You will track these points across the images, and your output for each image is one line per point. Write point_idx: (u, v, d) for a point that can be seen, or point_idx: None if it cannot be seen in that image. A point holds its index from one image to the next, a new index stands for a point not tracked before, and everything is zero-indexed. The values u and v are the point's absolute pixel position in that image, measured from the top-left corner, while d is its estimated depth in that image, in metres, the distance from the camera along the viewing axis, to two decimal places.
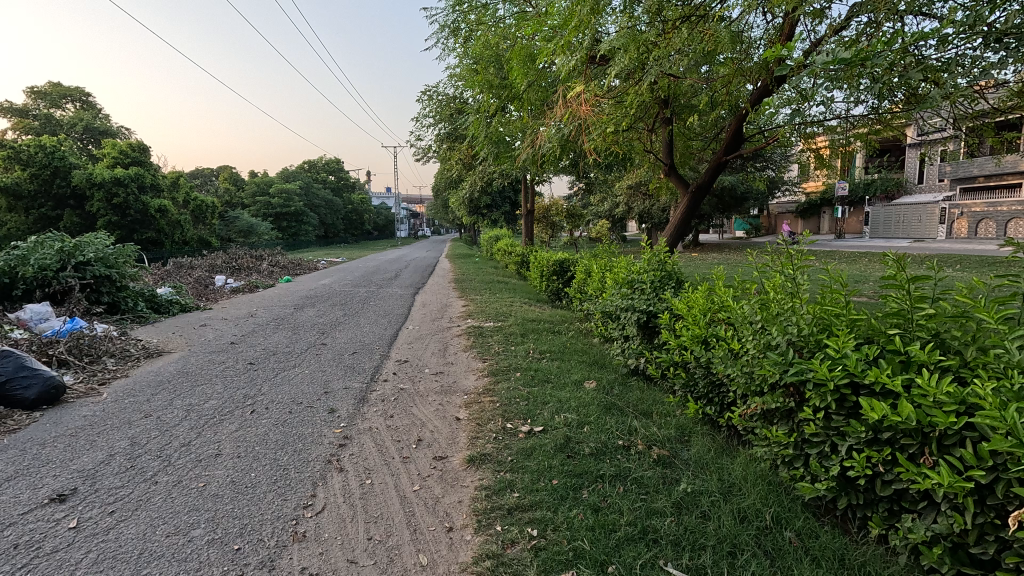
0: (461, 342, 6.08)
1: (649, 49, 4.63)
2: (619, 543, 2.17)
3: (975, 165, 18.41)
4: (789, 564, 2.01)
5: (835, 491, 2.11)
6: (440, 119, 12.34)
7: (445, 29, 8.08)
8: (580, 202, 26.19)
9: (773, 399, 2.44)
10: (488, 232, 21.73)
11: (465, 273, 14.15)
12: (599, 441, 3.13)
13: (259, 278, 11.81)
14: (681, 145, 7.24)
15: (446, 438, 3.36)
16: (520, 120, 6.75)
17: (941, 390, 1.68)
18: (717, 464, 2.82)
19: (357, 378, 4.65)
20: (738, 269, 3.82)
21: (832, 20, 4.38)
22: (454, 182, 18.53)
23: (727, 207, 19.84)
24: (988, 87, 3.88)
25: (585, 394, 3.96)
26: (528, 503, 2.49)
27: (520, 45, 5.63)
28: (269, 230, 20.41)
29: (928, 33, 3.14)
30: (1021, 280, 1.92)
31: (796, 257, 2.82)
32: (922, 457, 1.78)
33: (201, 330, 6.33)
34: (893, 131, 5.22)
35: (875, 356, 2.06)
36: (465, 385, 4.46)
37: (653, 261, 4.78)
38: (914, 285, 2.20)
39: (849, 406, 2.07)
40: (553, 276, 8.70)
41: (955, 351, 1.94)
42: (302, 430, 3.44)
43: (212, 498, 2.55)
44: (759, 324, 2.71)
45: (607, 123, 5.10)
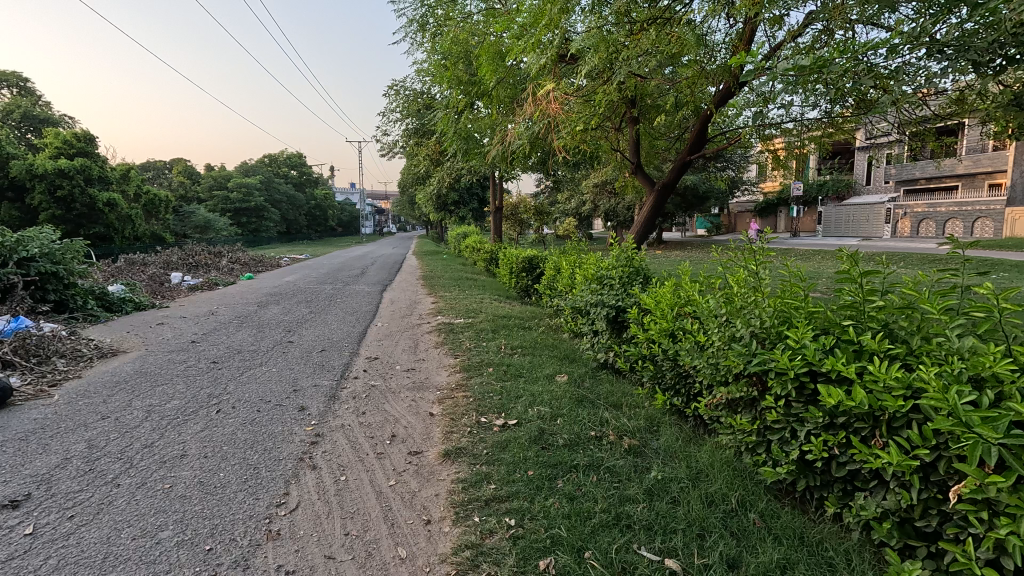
0: (432, 338, 6.07)
1: (617, 50, 4.78)
2: (594, 530, 2.23)
3: (917, 168, 19.58)
4: (753, 544, 2.13)
5: (794, 474, 2.23)
6: (407, 114, 12.22)
7: (413, 23, 7.97)
8: (547, 199, 26.33)
9: (738, 388, 2.57)
10: (456, 229, 21.66)
11: (434, 270, 14.01)
12: (572, 433, 3.20)
13: (218, 276, 11.41)
14: (648, 144, 7.42)
15: (420, 434, 3.37)
16: (489, 117, 6.77)
17: (890, 375, 1.81)
18: (686, 452, 2.93)
19: (327, 375, 4.58)
20: (702, 265, 3.97)
21: (789, 27, 4.59)
22: (422, 180, 18.40)
23: (689, 207, 20.41)
24: (929, 95, 4.17)
25: (557, 388, 4.03)
26: (506, 493, 2.53)
27: (490, 42, 5.66)
28: (228, 227, 19.72)
29: (878, 43, 3.33)
30: (961, 274, 2.08)
31: (757, 253, 2.97)
32: (873, 438, 1.91)
33: (159, 329, 6.08)
34: (845, 134, 5.52)
35: (831, 346, 2.20)
36: (438, 381, 4.46)
37: (622, 257, 4.92)
38: (865, 280, 2.36)
39: (807, 393, 2.20)
40: (523, 273, 8.77)
41: (902, 340, 2.09)
42: (272, 428, 3.37)
43: (180, 499, 2.47)
44: (723, 317, 2.83)
45: (576, 121, 5.19)
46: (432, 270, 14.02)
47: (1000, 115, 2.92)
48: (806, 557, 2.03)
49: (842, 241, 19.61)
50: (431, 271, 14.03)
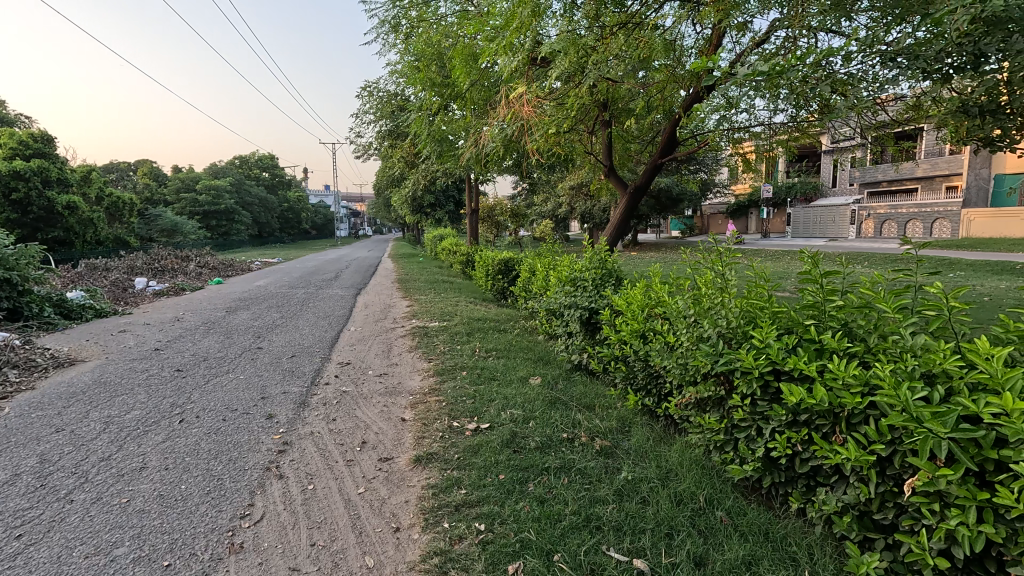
0: (406, 342, 6.02)
1: (586, 53, 4.83)
2: (564, 533, 2.24)
3: (880, 171, 20.31)
4: (719, 541, 2.17)
5: (760, 471, 2.28)
6: (381, 116, 12.10)
7: (385, 23, 7.85)
8: (523, 201, 26.42)
9: (706, 388, 2.62)
10: (432, 232, 21.54)
11: (410, 273, 13.89)
12: (544, 435, 3.21)
13: (186, 280, 11.08)
14: (621, 147, 7.51)
15: (392, 439, 3.32)
16: (463, 119, 6.77)
17: (848, 373, 1.87)
18: (656, 452, 2.97)
19: (297, 382, 4.48)
20: (673, 266, 4.04)
21: (754, 34, 4.71)
22: (397, 182, 18.25)
23: (663, 209, 20.72)
24: (888, 102, 4.32)
25: (531, 390, 4.04)
26: (476, 498, 2.52)
27: (463, 44, 5.66)
28: (197, 230, 19.21)
29: (836, 50, 3.44)
30: (914, 273, 2.16)
31: (724, 255, 3.03)
32: (833, 435, 1.96)
33: (120, 337, 5.87)
34: (809, 138, 5.68)
35: (794, 345, 2.25)
36: (411, 386, 4.42)
37: (594, 259, 4.95)
38: (826, 280, 2.43)
39: (772, 391, 2.25)
40: (498, 275, 8.76)
41: (860, 338, 2.15)
42: (238, 437, 3.29)
43: (138, 514, 2.38)
44: (691, 317, 2.88)
45: (549, 124, 5.22)
46: (410, 270, 14.71)
47: (951, 122, 3.03)
48: (770, 553, 2.07)
49: (810, 241, 20.18)
50: (409, 271, 14.73)
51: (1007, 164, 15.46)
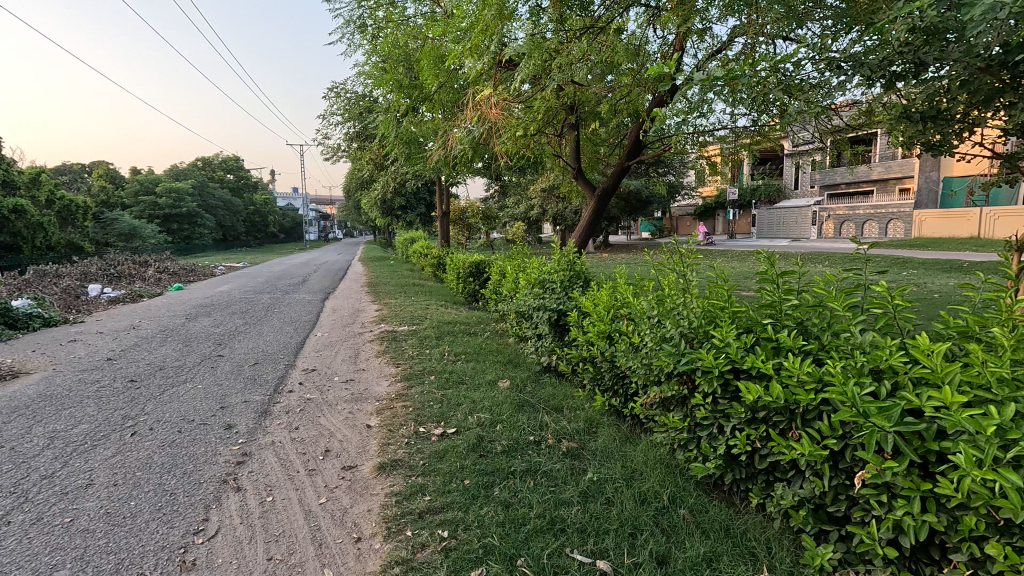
0: (374, 347, 5.92)
1: (551, 56, 4.86)
2: (528, 536, 2.23)
3: (838, 174, 21.08)
4: (681, 539, 2.19)
5: (722, 468, 2.32)
6: (348, 118, 11.90)
7: (350, 23, 7.70)
8: (495, 203, 26.45)
9: (669, 387, 2.65)
10: (403, 234, 21.34)
11: (381, 277, 13.69)
12: (511, 439, 3.20)
13: (144, 286, 10.66)
14: (590, 150, 7.59)
15: (356, 447, 3.25)
16: (432, 121, 6.71)
17: (802, 370, 1.92)
18: (622, 452, 2.99)
19: (259, 390, 4.35)
20: (638, 268, 4.09)
21: (714, 40, 4.83)
22: (367, 185, 17.99)
23: (633, 210, 21.04)
24: (842, 107, 4.48)
25: (498, 394, 4.02)
26: (440, 504, 2.48)
27: (430, 45, 5.63)
28: (157, 234, 18.54)
29: (791, 57, 3.54)
30: (863, 273, 2.24)
31: (686, 256, 3.09)
32: (790, 431, 2.01)
33: (70, 347, 5.59)
34: (770, 142, 5.84)
35: (752, 344, 2.30)
36: (378, 392, 4.34)
37: (562, 261, 4.98)
38: (783, 280, 2.50)
39: (732, 389, 2.29)
40: (469, 277, 8.72)
41: (814, 336, 2.22)
42: (193, 449, 3.16)
43: (81, 534, 2.26)
44: (655, 317, 2.92)
45: (516, 127, 5.24)
46: (382, 270, 15.80)
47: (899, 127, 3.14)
48: (731, 549, 2.11)
49: (774, 241, 20.79)
50: (382, 270, 15.83)
51: (954, 167, 16.24)
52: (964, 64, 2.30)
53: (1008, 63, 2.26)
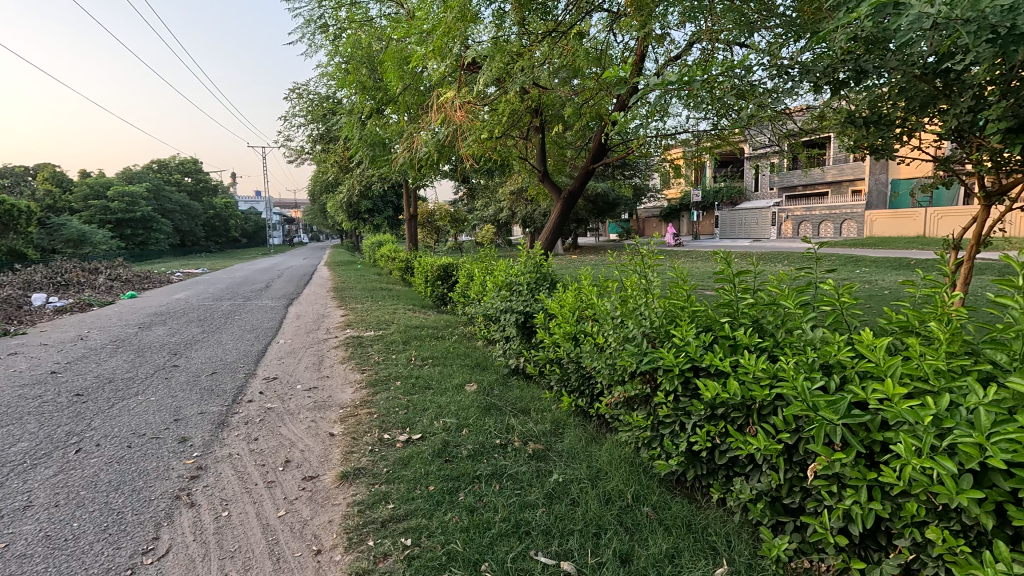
0: (339, 353, 5.79)
1: (514, 59, 4.88)
2: (493, 541, 2.22)
3: (796, 177, 21.89)
4: (644, 537, 2.22)
5: (684, 465, 2.36)
6: (312, 119, 11.65)
7: (310, 23, 7.53)
8: (464, 206, 26.40)
9: (633, 386, 2.68)
10: (371, 238, 21.02)
11: (347, 281, 13.45)
12: (477, 443, 3.18)
13: (93, 294, 10.14)
14: (556, 153, 7.64)
15: (318, 456, 3.17)
16: (397, 123, 6.63)
17: (757, 367, 1.98)
18: (587, 452, 3.01)
19: (216, 401, 4.20)
20: (602, 269, 4.14)
21: (673, 46, 4.94)
22: (332, 188, 17.65)
23: (601, 212, 21.32)
24: (797, 112, 4.64)
25: (465, 398, 3.99)
26: (403, 512, 2.44)
27: (394, 47, 5.56)
28: (109, 240, 17.70)
29: (745, 63, 3.65)
30: (814, 271, 2.32)
31: (648, 257, 3.15)
32: (747, 426, 2.06)
33: (10, 360, 5.27)
34: (729, 146, 6.01)
35: (711, 342, 2.35)
36: (341, 399, 4.24)
37: (529, 263, 4.99)
38: (739, 279, 2.57)
39: (692, 387, 2.33)
40: (437, 281, 8.65)
41: (769, 333, 2.29)
42: (144, 465, 3.02)
43: (17, 560, 2.12)
44: (618, 318, 2.96)
45: (481, 130, 5.24)
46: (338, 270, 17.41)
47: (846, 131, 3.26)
48: (692, 544, 2.15)
49: (736, 241, 21.42)
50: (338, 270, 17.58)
51: (902, 170, 17.10)
52: (902, 72, 2.40)
53: (942, 72, 2.36)
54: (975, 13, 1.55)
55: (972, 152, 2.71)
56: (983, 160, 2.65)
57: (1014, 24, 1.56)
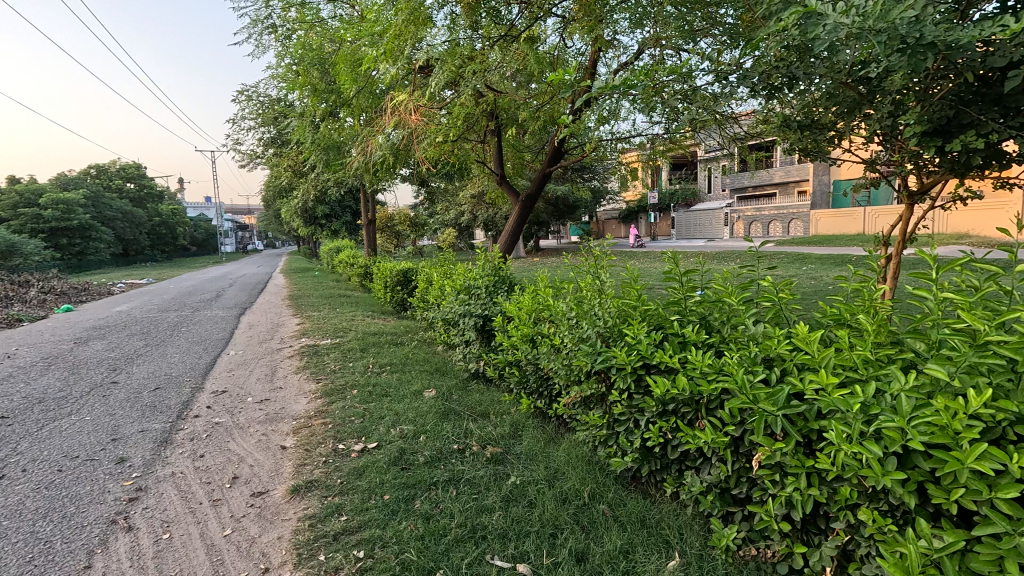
0: (293, 363, 5.62)
1: (465, 63, 4.94)
2: (448, 548, 2.19)
3: (746, 179, 22.78)
4: (600, 534, 2.25)
5: (639, 461, 2.40)
6: (263, 122, 11.28)
7: (257, 24, 7.30)
8: (424, 210, 26.16)
9: (589, 385, 2.71)
10: (329, 244, 20.52)
11: (304, 289, 13.08)
12: (434, 449, 3.14)
13: (23, 308, 9.45)
14: (514, 157, 7.66)
15: (268, 470, 3.06)
16: (351, 126, 6.50)
17: (704, 363, 2.04)
18: (545, 453, 3.02)
19: (159, 418, 3.98)
20: (558, 271, 4.19)
21: (624, 52, 5.06)
22: (286, 193, 17.13)
23: (561, 215, 21.55)
24: (743, 116, 4.82)
25: (423, 404, 3.94)
26: (357, 524, 2.38)
27: (346, 49, 5.45)
28: (41, 250, 16.54)
29: (690, 68, 3.77)
30: (756, 269, 2.41)
31: (601, 258, 3.20)
32: (696, 420, 2.12)
33: None
34: (681, 150, 6.18)
35: (661, 340, 2.40)
36: (295, 410, 4.11)
37: (487, 267, 4.99)
38: (687, 277, 2.64)
39: (644, 384, 2.37)
40: (397, 286, 8.53)
41: (716, 329, 2.36)
42: (76, 489, 2.83)
43: None
44: (573, 319, 2.99)
45: (436, 133, 5.20)
46: (296, 271, 19.93)
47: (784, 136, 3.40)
48: (645, 539, 2.19)
49: (691, 242, 22.10)
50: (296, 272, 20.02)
51: (843, 172, 18.06)
52: (830, 79, 2.52)
53: (866, 79, 2.51)
54: (886, 23, 1.66)
55: (896, 154, 2.88)
56: (905, 162, 2.84)
57: (921, 35, 1.68)
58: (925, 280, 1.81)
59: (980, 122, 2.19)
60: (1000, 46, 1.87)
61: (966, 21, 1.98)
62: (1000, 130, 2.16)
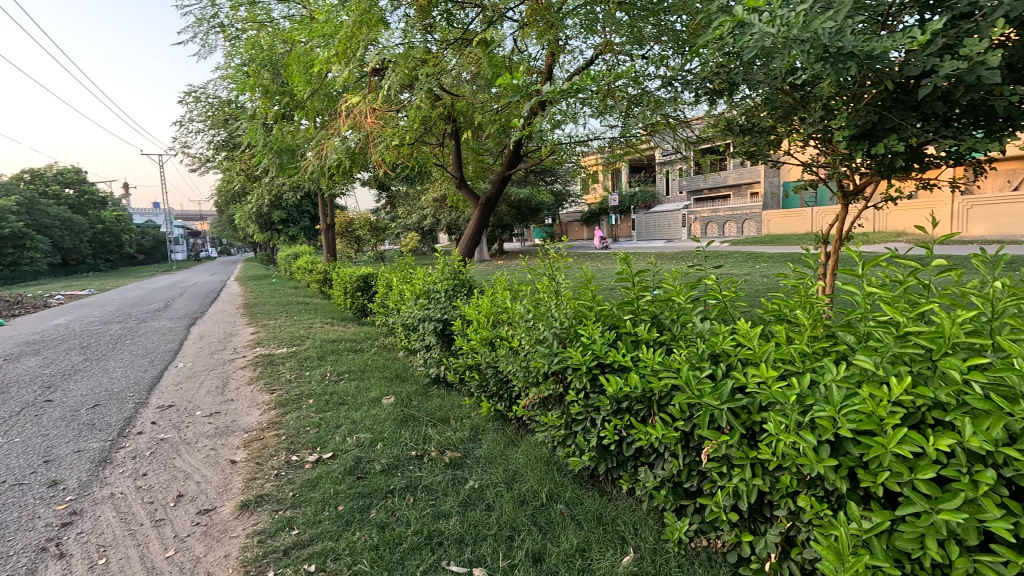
0: (246, 373, 5.42)
1: (420, 66, 4.91)
2: (403, 556, 2.16)
3: (703, 181, 23.51)
4: (557, 534, 2.26)
5: (596, 459, 2.43)
6: (213, 125, 10.86)
7: (203, 22, 7.03)
8: (386, 215, 25.80)
9: (547, 386, 2.73)
10: (287, 250, 19.93)
11: (260, 296, 12.66)
12: (392, 456, 3.09)
13: None
14: (474, 159, 7.64)
15: (216, 486, 2.93)
16: (305, 129, 6.35)
17: (655, 360, 2.08)
18: (504, 456, 3.02)
19: (98, 436, 3.76)
20: (517, 274, 4.20)
21: (578, 57, 5.13)
22: (239, 198, 16.55)
23: (525, 218, 21.65)
24: (694, 121, 4.97)
25: (381, 411, 3.87)
26: (308, 537, 2.32)
27: (297, 50, 5.33)
28: None
29: (640, 72, 3.85)
30: (704, 268, 2.48)
31: (558, 260, 3.23)
32: (648, 417, 2.16)
33: None
34: (638, 153, 6.31)
35: (616, 339, 2.44)
36: (247, 422, 3.96)
37: (446, 270, 4.95)
38: (640, 277, 2.69)
39: (598, 383, 2.41)
40: (357, 292, 8.36)
41: (667, 327, 2.42)
42: (2, 517, 2.64)
43: None
44: (530, 320, 3.00)
45: (392, 137, 5.14)
46: (252, 278, 19.45)
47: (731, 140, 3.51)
48: (601, 536, 2.22)
49: (651, 242, 22.61)
50: (253, 278, 19.70)
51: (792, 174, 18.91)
52: (767, 86, 2.63)
53: (800, 85, 2.64)
54: (808, 33, 1.76)
55: (830, 157, 3.03)
56: (839, 164, 2.99)
57: (842, 45, 1.78)
58: (854, 275, 1.90)
59: (901, 126, 2.32)
60: (915, 56, 2.00)
61: (886, 32, 2.12)
62: (920, 134, 2.29)
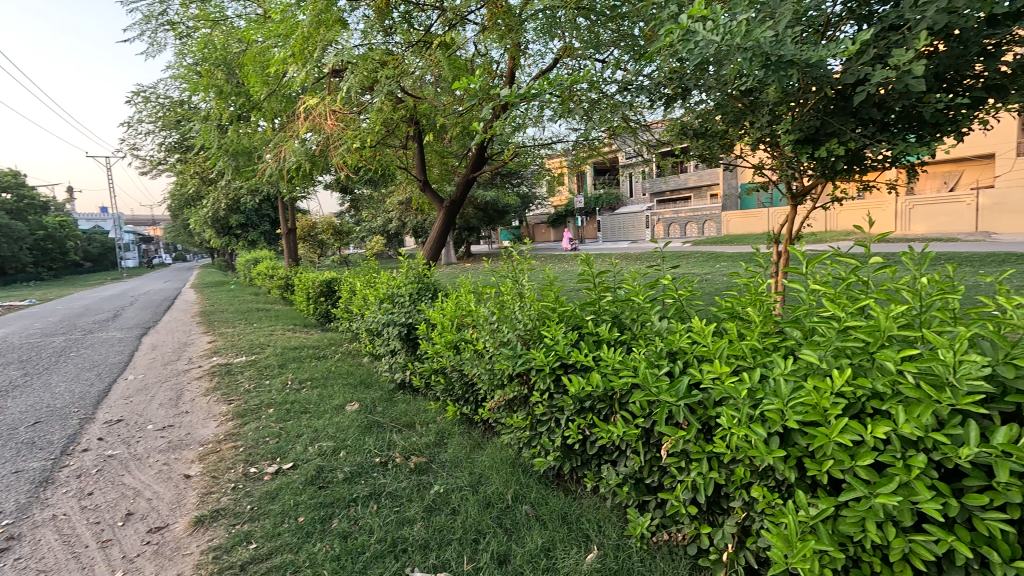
0: (203, 384, 5.22)
1: (379, 68, 4.86)
2: (365, 565, 2.12)
3: (665, 183, 24.07)
4: (522, 535, 2.27)
5: (561, 459, 2.46)
6: (164, 126, 10.42)
7: (151, 20, 6.73)
8: (350, 218, 25.31)
9: (512, 388, 2.74)
10: (246, 255, 19.30)
11: (218, 304, 12.21)
12: (355, 464, 3.03)
13: None
14: (438, 162, 7.59)
15: (168, 503, 2.81)
16: (262, 131, 6.18)
17: (616, 359, 2.12)
18: (470, 459, 3.01)
19: (38, 456, 3.54)
20: (481, 277, 4.19)
21: (539, 61, 5.17)
22: (195, 202, 15.93)
23: (492, 220, 21.65)
24: (654, 125, 5.08)
25: (345, 418, 3.79)
26: (267, 551, 2.25)
27: (252, 50, 5.18)
28: None
29: (600, 77, 3.91)
30: (662, 268, 2.54)
31: (522, 262, 3.24)
32: (610, 415, 2.20)
33: None
34: (600, 156, 6.40)
35: (579, 339, 2.47)
36: (202, 435, 3.81)
37: (410, 274, 4.89)
38: (601, 278, 2.73)
39: (562, 383, 2.43)
40: (320, 298, 8.18)
41: (627, 326, 2.46)
42: None
43: None
44: (495, 323, 3.00)
45: (353, 139, 5.05)
46: (210, 285, 18.74)
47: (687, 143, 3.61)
48: (565, 535, 2.24)
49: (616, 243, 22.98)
50: (211, 285, 18.99)
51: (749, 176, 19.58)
52: (718, 92, 2.72)
53: (748, 92, 2.74)
54: (751, 42, 1.83)
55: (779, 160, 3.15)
56: (787, 167, 3.12)
57: (782, 54, 1.86)
58: (800, 273, 1.98)
59: (842, 131, 2.44)
60: (851, 65, 2.10)
61: (823, 41, 2.23)
62: (859, 138, 2.41)
